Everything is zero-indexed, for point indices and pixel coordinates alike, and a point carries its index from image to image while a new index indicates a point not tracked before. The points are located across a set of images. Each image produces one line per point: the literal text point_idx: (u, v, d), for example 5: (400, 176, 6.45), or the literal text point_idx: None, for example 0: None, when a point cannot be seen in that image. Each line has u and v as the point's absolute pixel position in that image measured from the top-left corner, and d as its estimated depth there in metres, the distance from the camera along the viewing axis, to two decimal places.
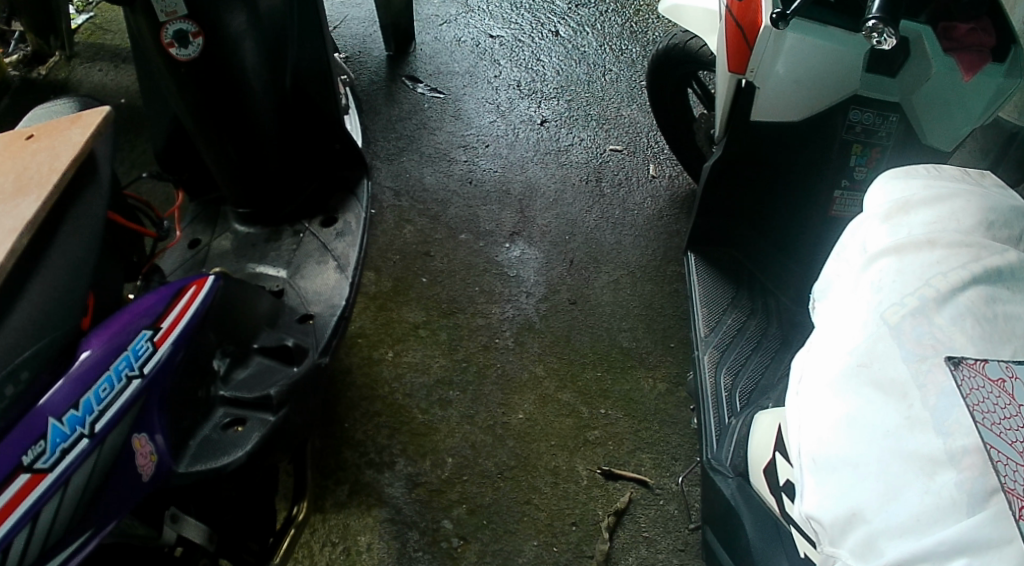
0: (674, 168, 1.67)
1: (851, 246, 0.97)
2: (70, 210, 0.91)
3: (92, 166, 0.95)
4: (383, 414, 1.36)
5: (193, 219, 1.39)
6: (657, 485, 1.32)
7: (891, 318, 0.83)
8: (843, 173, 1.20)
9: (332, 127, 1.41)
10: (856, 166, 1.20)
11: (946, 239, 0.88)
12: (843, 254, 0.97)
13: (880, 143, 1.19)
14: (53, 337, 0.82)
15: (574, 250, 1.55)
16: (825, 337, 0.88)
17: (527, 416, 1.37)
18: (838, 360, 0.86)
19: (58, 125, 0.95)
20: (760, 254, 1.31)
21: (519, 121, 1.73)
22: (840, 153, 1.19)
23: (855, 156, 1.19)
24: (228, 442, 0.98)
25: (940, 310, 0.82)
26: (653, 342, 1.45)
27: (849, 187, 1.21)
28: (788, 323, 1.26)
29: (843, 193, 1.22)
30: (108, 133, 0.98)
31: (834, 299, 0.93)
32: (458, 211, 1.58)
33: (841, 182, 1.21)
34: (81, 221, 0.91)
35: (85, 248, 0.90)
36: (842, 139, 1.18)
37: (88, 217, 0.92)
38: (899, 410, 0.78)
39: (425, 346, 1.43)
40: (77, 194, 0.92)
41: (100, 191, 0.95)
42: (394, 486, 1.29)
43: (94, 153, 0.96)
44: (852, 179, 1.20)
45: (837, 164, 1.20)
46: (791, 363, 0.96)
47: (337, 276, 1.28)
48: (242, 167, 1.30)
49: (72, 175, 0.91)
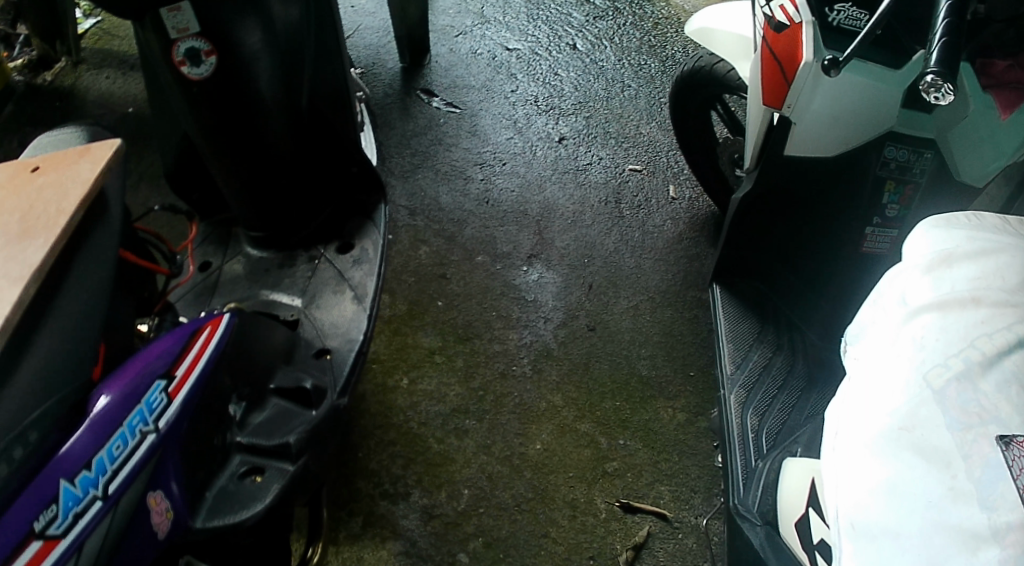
0: (693, 190, 1.67)
1: (887, 294, 0.96)
2: (81, 250, 0.87)
3: (104, 203, 0.91)
4: (397, 443, 1.33)
5: (203, 240, 1.35)
6: (677, 518, 1.29)
7: (935, 382, 0.83)
8: (874, 211, 1.21)
9: (349, 150, 1.37)
10: (888, 203, 1.20)
11: (991, 297, 0.87)
12: (879, 301, 0.97)
13: (914, 180, 1.18)
14: (63, 395, 0.79)
15: (593, 275, 1.54)
16: (864, 395, 0.88)
17: (545, 446, 1.34)
18: (878, 420, 0.85)
19: (65, 158, 0.91)
20: (786, 289, 1.33)
21: (536, 137, 1.74)
22: (872, 190, 1.20)
23: (888, 193, 1.19)
24: (248, 493, 0.96)
25: (985, 374, 0.81)
26: (673, 370, 1.43)
27: (880, 224, 1.21)
28: (815, 359, 1.26)
29: (873, 229, 1.21)
30: (119, 167, 0.93)
31: (873, 353, 0.92)
32: (474, 231, 1.58)
33: (872, 219, 1.21)
34: (92, 262, 0.87)
35: (96, 292, 0.86)
36: (876, 175, 1.19)
37: (100, 258, 0.88)
38: (941, 480, 0.77)
39: (440, 373, 1.41)
40: (88, 233, 0.89)
41: (112, 230, 0.91)
42: (409, 518, 1.26)
43: (104, 189, 0.91)
44: (884, 216, 1.20)
45: (868, 199, 1.20)
46: (826, 415, 0.96)
47: (354, 307, 1.25)
48: (257, 190, 1.27)
49: (82, 214, 0.87)
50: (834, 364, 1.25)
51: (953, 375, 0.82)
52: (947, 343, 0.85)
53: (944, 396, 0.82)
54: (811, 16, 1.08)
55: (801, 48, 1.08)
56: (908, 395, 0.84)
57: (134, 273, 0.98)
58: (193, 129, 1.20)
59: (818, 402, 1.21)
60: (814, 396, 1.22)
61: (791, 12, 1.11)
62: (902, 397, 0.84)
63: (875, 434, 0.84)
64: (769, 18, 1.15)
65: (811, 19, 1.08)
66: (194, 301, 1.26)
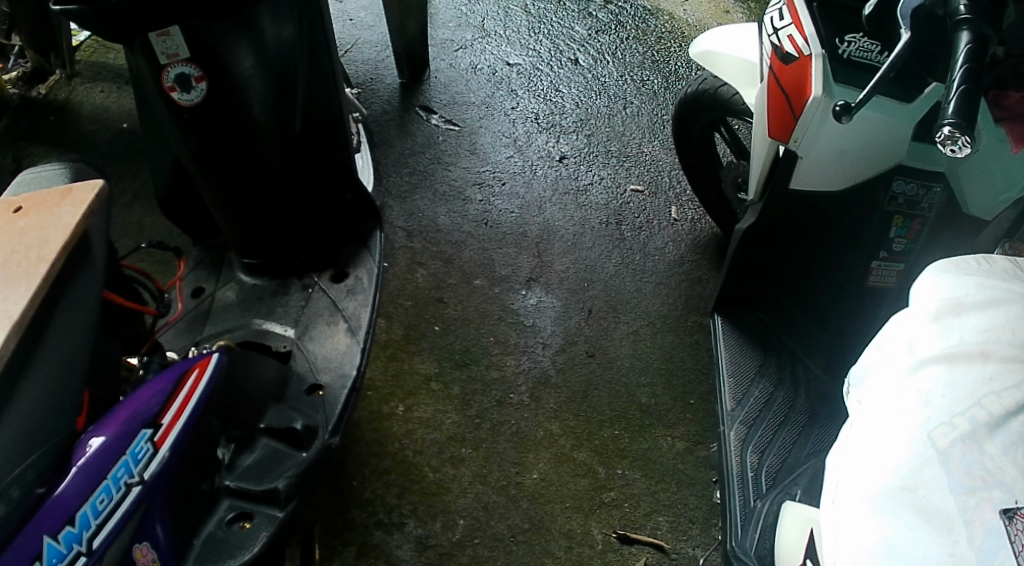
0: (696, 211, 1.70)
1: (893, 340, 0.93)
2: (62, 298, 0.85)
3: (85, 247, 0.89)
4: (392, 472, 1.32)
5: (195, 264, 1.36)
6: (674, 549, 1.27)
7: (940, 441, 0.80)
8: (882, 245, 1.21)
9: (343, 178, 1.37)
10: (895, 238, 1.20)
11: (999, 351, 0.84)
12: (884, 346, 0.93)
13: (922, 214, 1.18)
14: (47, 449, 0.77)
15: (592, 298, 1.55)
16: (865, 449, 0.85)
17: (542, 476, 1.33)
18: (879, 477, 0.81)
19: (46, 200, 0.88)
20: (787, 319, 1.37)
21: (537, 156, 1.77)
22: (879, 224, 1.20)
23: (895, 228, 1.19)
24: (236, 541, 0.97)
25: (991, 436, 0.79)
26: (672, 399, 1.43)
27: (887, 258, 1.22)
28: (819, 395, 1.29)
29: (879, 263, 1.22)
30: (102, 209, 0.90)
31: (878, 405, 0.88)
32: (472, 254, 1.59)
33: (878, 253, 1.22)
34: (74, 310, 0.85)
35: (78, 342, 0.84)
36: (882, 211, 1.19)
37: (81, 306, 0.86)
38: (943, 544, 0.74)
39: (436, 401, 1.40)
40: (69, 280, 0.86)
41: (94, 275, 0.89)
42: (403, 549, 1.24)
43: (88, 232, 0.89)
44: (890, 251, 1.21)
45: (876, 234, 1.21)
46: (826, 463, 0.91)
47: (347, 340, 1.24)
48: (248, 218, 1.25)
49: (63, 261, 0.85)
50: (838, 398, 1.28)
51: (958, 436, 0.80)
52: (953, 400, 0.82)
53: (949, 457, 0.79)
54: (821, 49, 1.09)
55: (808, 81, 1.09)
56: (913, 453, 0.81)
57: (121, 314, 0.99)
58: (184, 156, 1.17)
59: (819, 442, 1.24)
60: (814, 433, 1.25)
61: (799, 43, 1.12)
62: (904, 456, 0.81)
63: (878, 488, 0.81)
64: (776, 48, 1.17)
65: (819, 52, 1.09)
66: (186, 331, 1.26)
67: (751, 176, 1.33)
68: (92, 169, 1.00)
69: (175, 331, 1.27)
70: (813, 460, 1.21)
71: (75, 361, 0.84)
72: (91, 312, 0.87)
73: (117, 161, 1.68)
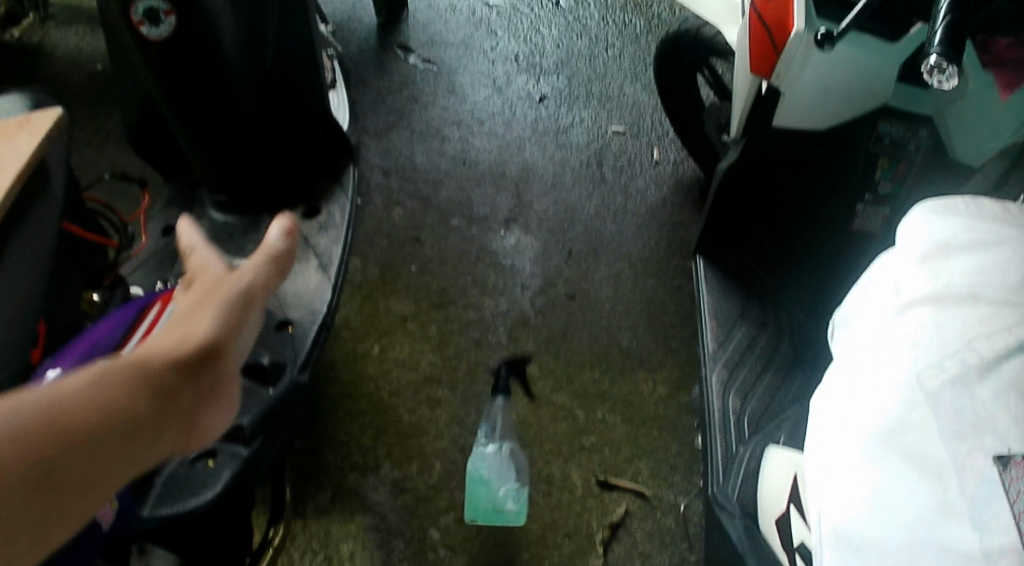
0: (677, 153, 1.65)
1: (879, 281, 0.90)
2: (14, 232, 0.79)
3: (43, 181, 0.83)
4: (368, 413, 1.31)
5: (165, 203, 1.30)
6: (655, 496, 1.27)
7: (929, 385, 0.75)
8: (867, 187, 1.23)
9: (314, 113, 1.31)
10: (882, 180, 1.23)
11: (988, 294, 0.79)
12: (868, 290, 0.90)
13: (908, 158, 1.21)
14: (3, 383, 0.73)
15: (573, 240, 1.52)
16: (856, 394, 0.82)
17: (520, 417, 1.32)
18: (869, 421, 0.78)
19: (4, 129, 0.81)
20: (774, 267, 1.34)
21: (516, 97, 1.71)
22: (864, 168, 1.23)
23: (882, 170, 1.22)
24: (199, 479, 0.93)
25: (982, 380, 0.73)
26: (653, 343, 1.41)
27: (872, 201, 1.24)
28: (803, 339, 1.28)
29: (864, 207, 1.25)
30: (63, 141, 0.85)
31: (862, 342, 0.87)
32: (450, 194, 1.56)
33: (864, 196, 1.24)
34: (32, 244, 0.80)
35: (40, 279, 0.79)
36: (868, 152, 1.22)
37: (37, 239, 0.81)
38: (933, 493, 0.70)
39: (413, 342, 1.39)
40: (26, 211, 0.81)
41: (53, 208, 0.83)
42: (379, 491, 1.24)
43: (47, 162, 0.83)
44: (876, 193, 1.24)
45: (862, 177, 1.23)
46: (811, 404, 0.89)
47: (318, 276, 1.21)
48: (220, 157, 1.19)
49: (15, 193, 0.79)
50: (822, 342, 1.28)
51: (948, 380, 0.75)
52: (942, 342, 0.78)
53: (938, 402, 0.74)
54: None
55: (793, 14, 1.07)
56: (900, 397, 0.77)
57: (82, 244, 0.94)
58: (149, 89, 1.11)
59: (802, 384, 1.23)
60: (800, 376, 1.24)
61: None
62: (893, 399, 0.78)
63: (866, 432, 0.78)
64: None
65: None
66: (154, 268, 1.20)
67: (733, 117, 1.32)
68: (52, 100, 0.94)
69: (144, 270, 1.21)
70: (796, 406, 1.20)
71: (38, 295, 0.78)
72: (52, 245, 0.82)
73: (89, 105, 1.62)
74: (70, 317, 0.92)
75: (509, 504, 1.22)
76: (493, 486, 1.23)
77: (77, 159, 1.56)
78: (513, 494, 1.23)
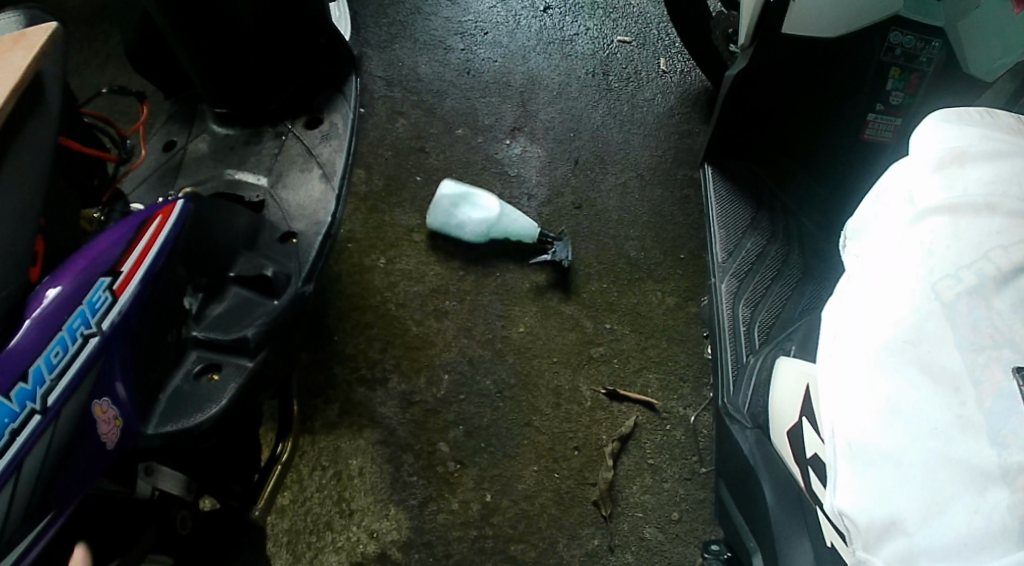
0: (685, 63, 1.58)
1: (892, 190, 0.81)
2: (12, 146, 0.76)
3: (37, 95, 0.79)
4: (375, 326, 1.30)
5: (166, 118, 1.27)
6: (665, 408, 1.26)
7: (944, 294, 0.72)
8: (878, 97, 1.18)
9: (312, 22, 1.23)
10: (893, 90, 1.17)
11: (1006, 205, 0.75)
12: (883, 198, 0.81)
13: (920, 69, 1.16)
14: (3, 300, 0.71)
15: (579, 149, 1.47)
16: (864, 303, 0.76)
17: (528, 329, 1.31)
18: (880, 331, 0.74)
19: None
20: (782, 176, 1.31)
21: (520, 6, 1.62)
22: (875, 77, 1.17)
23: (893, 80, 1.17)
24: (203, 394, 0.92)
25: (999, 291, 0.71)
26: (663, 253, 1.38)
27: (883, 111, 1.18)
28: (813, 251, 1.25)
29: (875, 116, 1.19)
30: (56, 54, 0.81)
31: (874, 256, 0.79)
32: (454, 103, 1.50)
33: (875, 106, 1.19)
34: (28, 163, 0.77)
35: (32, 196, 0.76)
36: (878, 61, 1.16)
37: (34, 153, 0.78)
38: (950, 406, 0.68)
39: (419, 253, 1.36)
40: (19, 128, 0.77)
41: (50, 122, 0.80)
42: (387, 405, 1.24)
43: (41, 75, 0.80)
44: (887, 103, 1.18)
45: (872, 87, 1.18)
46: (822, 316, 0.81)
47: (322, 186, 1.18)
48: (218, 66, 1.15)
49: (13, 107, 0.76)
50: (833, 252, 1.24)
51: (964, 290, 0.72)
52: (959, 252, 0.73)
53: (954, 311, 0.71)
54: None
55: None
56: (914, 306, 0.73)
57: (81, 161, 0.90)
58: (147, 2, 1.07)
59: (813, 293, 1.21)
60: (810, 287, 1.21)
61: None
62: (904, 308, 0.73)
63: (879, 343, 0.73)
64: None
65: None
66: (158, 185, 1.19)
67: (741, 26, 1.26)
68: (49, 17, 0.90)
69: (147, 187, 1.19)
70: (807, 317, 1.17)
71: (30, 214, 0.76)
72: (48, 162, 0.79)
73: (89, 25, 1.56)
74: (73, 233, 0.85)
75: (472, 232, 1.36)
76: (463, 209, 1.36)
77: (74, 75, 1.51)
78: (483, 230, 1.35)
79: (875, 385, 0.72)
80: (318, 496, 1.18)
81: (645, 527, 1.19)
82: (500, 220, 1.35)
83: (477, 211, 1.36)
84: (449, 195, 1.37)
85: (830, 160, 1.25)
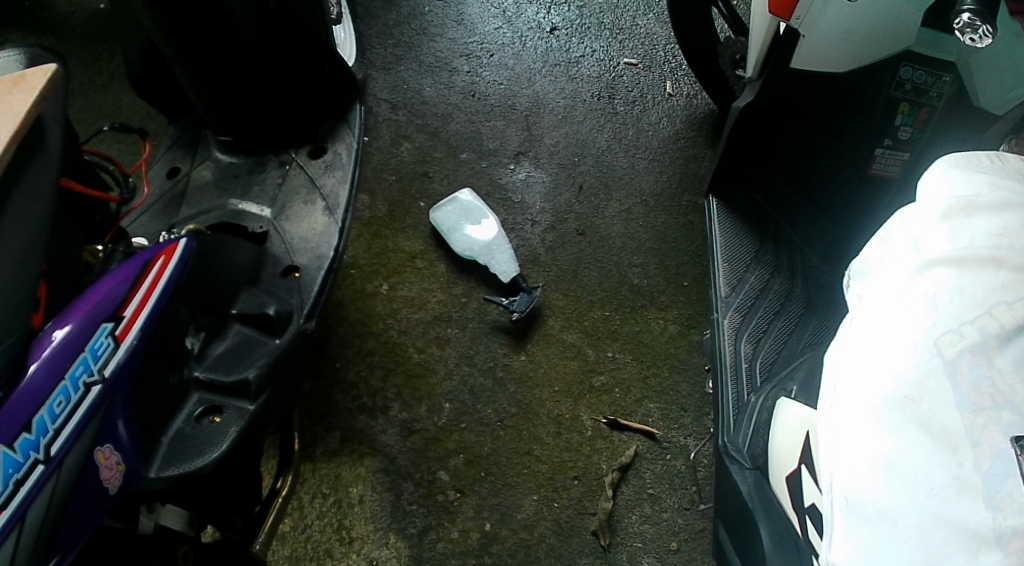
0: (692, 86, 1.57)
1: (898, 236, 0.81)
2: (11, 190, 0.76)
3: (37, 139, 0.79)
4: (377, 353, 1.30)
5: (171, 145, 1.27)
6: (665, 438, 1.27)
7: (947, 352, 0.71)
8: (886, 132, 1.17)
9: (320, 51, 1.24)
10: (901, 125, 1.16)
11: (1013, 259, 0.74)
12: (889, 243, 0.81)
13: (930, 103, 1.14)
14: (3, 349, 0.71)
15: (585, 174, 1.47)
16: (866, 353, 0.76)
17: (529, 357, 1.31)
18: (881, 384, 0.73)
19: None
20: (787, 206, 1.31)
21: (526, 28, 1.62)
22: (885, 112, 1.16)
23: (902, 115, 1.15)
24: (205, 435, 0.93)
25: (1002, 349, 0.70)
26: (666, 280, 1.38)
27: (891, 146, 1.18)
28: (817, 285, 1.25)
29: (883, 151, 1.19)
30: (56, 97, 0.80)
31: (877, 303, 0.78)
32: (459, 127, 1.50)
33: (883, 140, 1.18)
34: (30, 209, 0.77)
35: (32, 244, 0.76)
36: (888, 95, 1.14)
37: (34, 200, 0.77)
38: (947, 465, 0.68)
39: (422, 279, 1.37)
40: (20, 174, 0.77)
41: (50, 165, 0.79)
42: (388, 433, 1.25)
43: (42, 119, 0.79)
44: (896, 138, 1.17)
45: (880, 121, 1.17)
46: (823, 361, 0.82)
47: (325, 219, 1.18)
48: (222, 95, 1.15)
49: (13, 152, 0.75)
50: (836, 288, 1.24)
51: (966, 347, 0.71)
52: (962, 306, 0.72)
53: (956, 368, 0.70)
54: None
55: None
56: (917, 361, 0.72)
57: (83, 203, 0.91)
58: (151, 33, 1.07)
59: (817, 330, 1.21)
60: (813, 322, 1.22)
61: None
62: (905, 362, 0.73)
63: (879, 396, 0.73)
64: None
65: None
66: (161, 214, 1.19)
67: (754, 53, 1.25)
68: (50, 55, 0.90)
69: (150, 215, 1.19)
70: (809, 353, 1.18)
71: (29, 263, 0.75)
72: (48, 208, 0.78)
73: (91, 46, 1.57)
74: (75, 280, 0.85)
75: (460, 245, 1.36)
76: (462, 223, 1.38)
77: (79, 97, 1.52)
78: (470, 249, 1.36)
79: (872, 437, 0.72)
80: (318, 524, 1.19)
81: (644, 557, 1.19)
82: (488, 249, 1.36)
83: (479, 227, 1.38)
84: (461, 205, 1.40)
85: (836, 194, 1.26)
